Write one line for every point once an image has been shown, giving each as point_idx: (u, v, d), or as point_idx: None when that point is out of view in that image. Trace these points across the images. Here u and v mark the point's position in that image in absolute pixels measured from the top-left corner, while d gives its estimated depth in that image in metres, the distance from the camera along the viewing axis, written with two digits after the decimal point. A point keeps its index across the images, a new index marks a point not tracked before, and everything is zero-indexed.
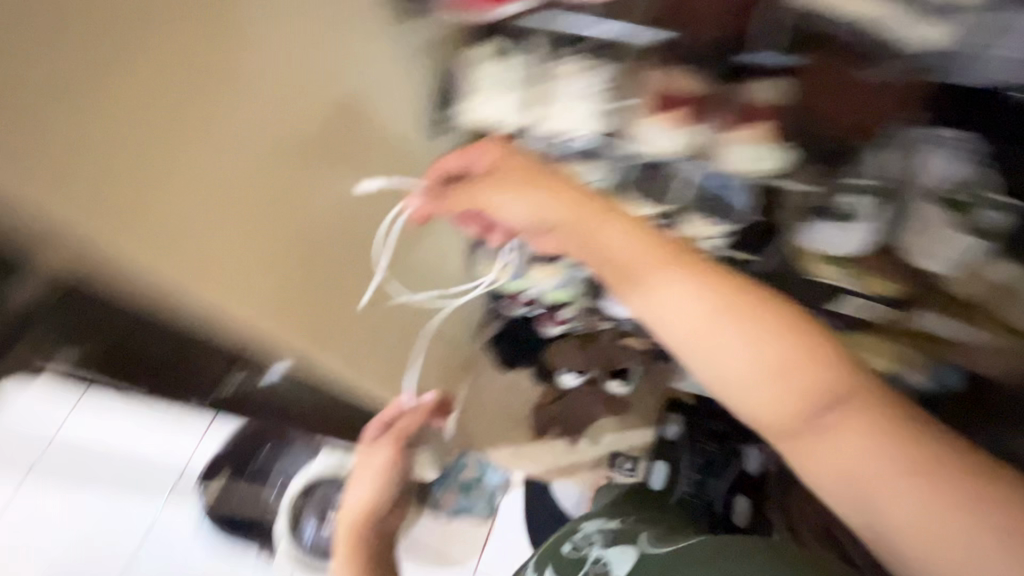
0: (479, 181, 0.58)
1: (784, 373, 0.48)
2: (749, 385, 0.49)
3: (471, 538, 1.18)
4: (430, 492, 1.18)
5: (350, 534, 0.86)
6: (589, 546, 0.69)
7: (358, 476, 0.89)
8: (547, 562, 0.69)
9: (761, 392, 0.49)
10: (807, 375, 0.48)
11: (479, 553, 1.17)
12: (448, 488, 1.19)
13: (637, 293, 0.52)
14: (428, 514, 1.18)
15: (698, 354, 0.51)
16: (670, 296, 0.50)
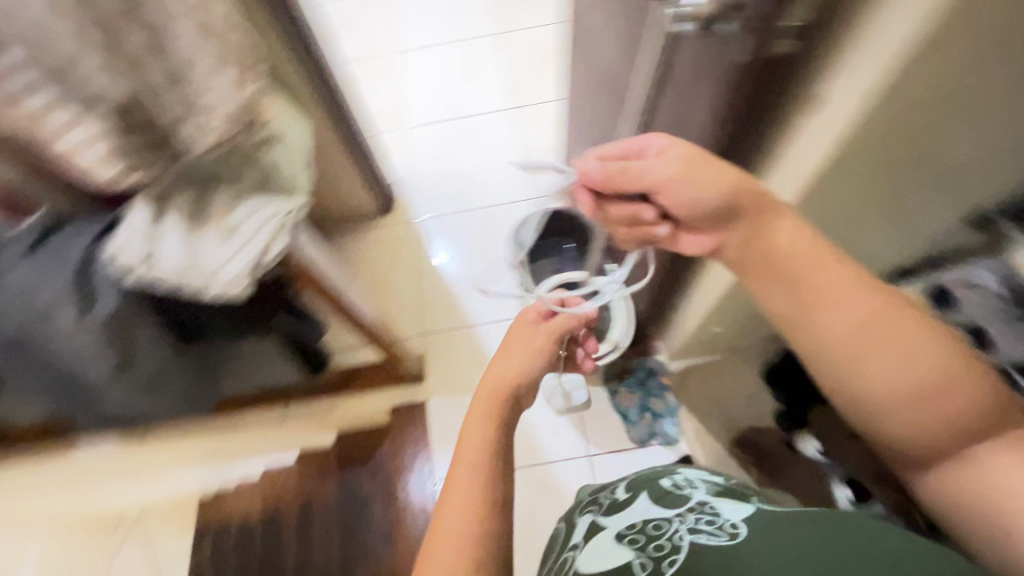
0: (654, 161, 0.55)
1: (918, 378, 0.50)
2: (891, 396, 0.52)
3: (614, 435, 1.26)
4: (622, 380, 1.29)
5: (490, 397, 0.59)
6: (692, 488, 0.62)
7: (515, 352, 0.66)
8: (640, 490, 0.63)
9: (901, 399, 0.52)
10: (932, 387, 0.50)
11: (605, 450, 1.24)
12: (633, 388, 1.28)
13: (821, 309, 0.51)
14: (605, 390, 1.29)
15: (855, 372, 0.52)
16: (842, 321, 0.51)
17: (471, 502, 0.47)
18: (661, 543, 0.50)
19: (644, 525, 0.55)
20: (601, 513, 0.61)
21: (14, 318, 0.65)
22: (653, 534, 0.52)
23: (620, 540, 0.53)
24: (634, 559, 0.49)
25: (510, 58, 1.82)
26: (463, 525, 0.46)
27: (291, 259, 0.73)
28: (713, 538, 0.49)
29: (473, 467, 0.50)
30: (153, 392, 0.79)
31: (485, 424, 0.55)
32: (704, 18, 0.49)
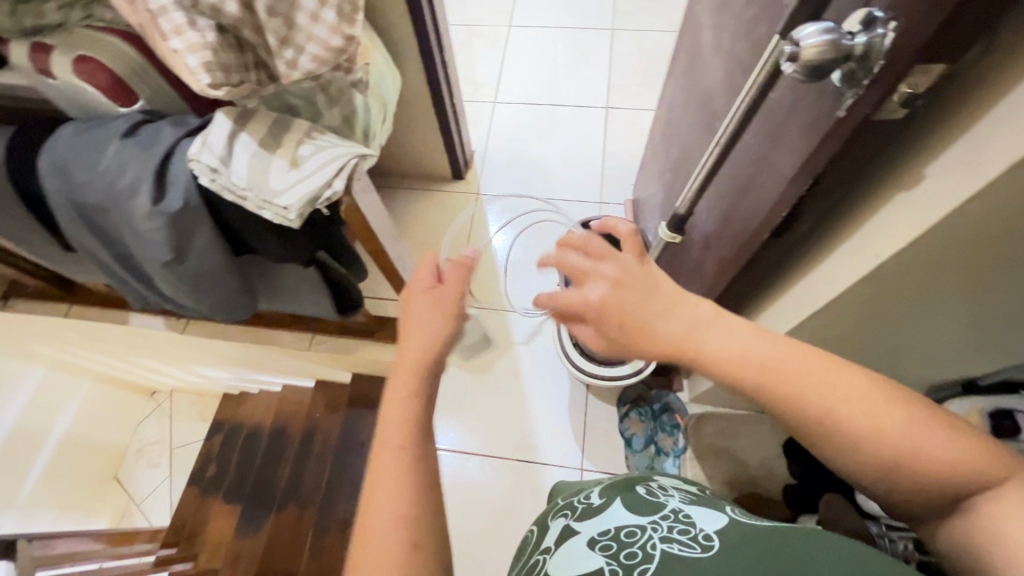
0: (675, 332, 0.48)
1: (864, 404, 0.40)
2: (852, 433, 0.40)
3: (611, 456, 1.23)
4: (633, 407, 1.26)
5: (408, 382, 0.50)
6: (668, 496, 0.49)
7: (415, 330, 0.53)
8: (616, 493, 0.51)
9: (862, 438, 0.40)
10: (879, 402, 0.40)
11: (599, 468, 1.23)
12: (644, 417, 1.25)
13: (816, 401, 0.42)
14: (617, 411, 1.27)
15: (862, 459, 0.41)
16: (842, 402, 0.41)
17: (398, 489, 0.43)
18: (633, 551, 0.40)
19: (618, 531, 0.44)
20: (575, 518, 0.50)
21: (98, 192, 0.71)
22: (625, 542, 0.42)
23: (593, 545, 0.43)
24: (604, 565, 0.40)
25: (617, 57, 1.78)
26: (398, 503, 0.43)
27: (344, 204, 0.74)
28: (686, 548, 0.39)
29: (397, 452, 0.45)
30: (200, 292, 0.84)
31: (408, 403, 0.48)
32: (812, 65, 0.44)
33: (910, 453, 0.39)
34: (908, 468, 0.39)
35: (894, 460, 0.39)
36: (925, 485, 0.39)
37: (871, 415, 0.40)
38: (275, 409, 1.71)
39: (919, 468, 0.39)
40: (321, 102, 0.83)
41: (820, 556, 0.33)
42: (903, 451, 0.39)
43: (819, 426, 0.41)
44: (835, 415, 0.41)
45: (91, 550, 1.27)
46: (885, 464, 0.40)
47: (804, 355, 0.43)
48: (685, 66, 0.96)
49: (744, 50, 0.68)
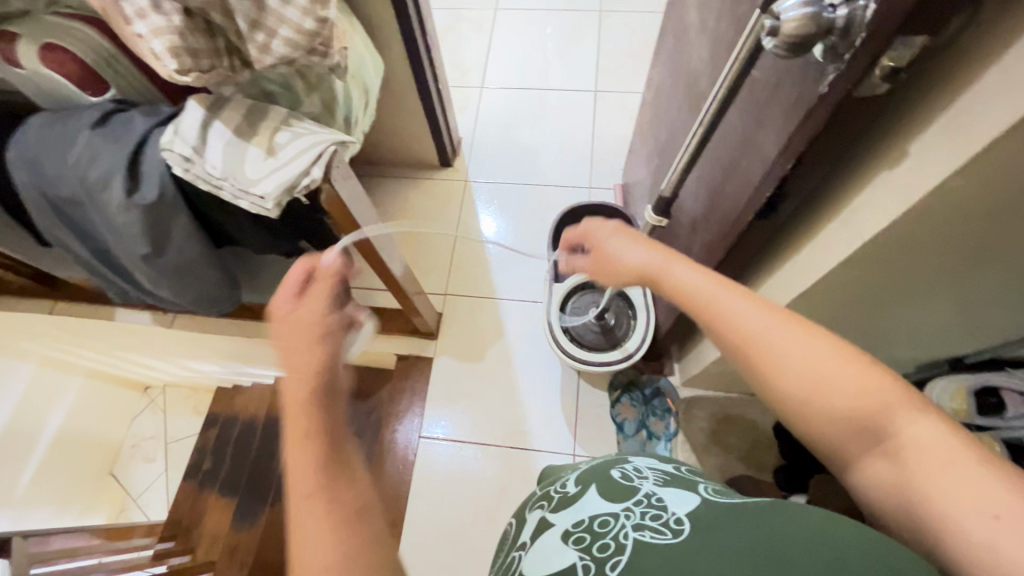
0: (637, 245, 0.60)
1: (790, 337, 0.46)
2: (778, 359, 0.46)
3: (602, 441, 1.24)
4: (624, 393, 1.26)
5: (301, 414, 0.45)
6: (642, 479, 0.49)
7: (286, 355, 0.50)
8: (592, 480, 0.51)
9: (786, 365, 0.45)
10: (805, 337, 0.45)
11: (590, 453, 1.23)
12: (635, 402, 1.25)
13: (774, 332, 0.46)
14: (608, 396, 1.28)
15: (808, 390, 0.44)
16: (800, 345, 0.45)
17: (320, 534, 0.39)
18: (605, 543, 0.40)
19: (592, 521, 0.43)
20: (550, 509, 0.50)
21: (71, 185, 0.69)
22: (598, 533, 0.42)
23: (567, 539, 0.43)
24: (577, 561, 0.40)
25: (606, 40, 1.75)
26: (322, 552, 0.38)
27: (325, 194, 0.72)
28: (657, 536, 0.39)
29: (310, 496, 0.41)
30: (182, 285, 0.83)
31: (307, 437, 0.44)
32: (794, 40, 0.43)
33: (829, 381, 0.43)
34: (829, 396, 0.43)
35: (816, 389, 0.44)
36: (844, 414, 0.43)
37: (796, 347, 0.45)
38: (268, 401, 1.71)
39: (838, 397, 0.43)
40: (300, 89, 0.82)
41: (786, 544, 0.33)
42: (823, 380, 0.44)
43: (751, 353, 0.47)
44: (762, 343, 0.47)
45: (86, 545, 1.27)
46: (810, 393, 0.44)
47: (745, 293, 0.50)
48: (671, 47, 0.94)
49: (727, 27, 0.67)
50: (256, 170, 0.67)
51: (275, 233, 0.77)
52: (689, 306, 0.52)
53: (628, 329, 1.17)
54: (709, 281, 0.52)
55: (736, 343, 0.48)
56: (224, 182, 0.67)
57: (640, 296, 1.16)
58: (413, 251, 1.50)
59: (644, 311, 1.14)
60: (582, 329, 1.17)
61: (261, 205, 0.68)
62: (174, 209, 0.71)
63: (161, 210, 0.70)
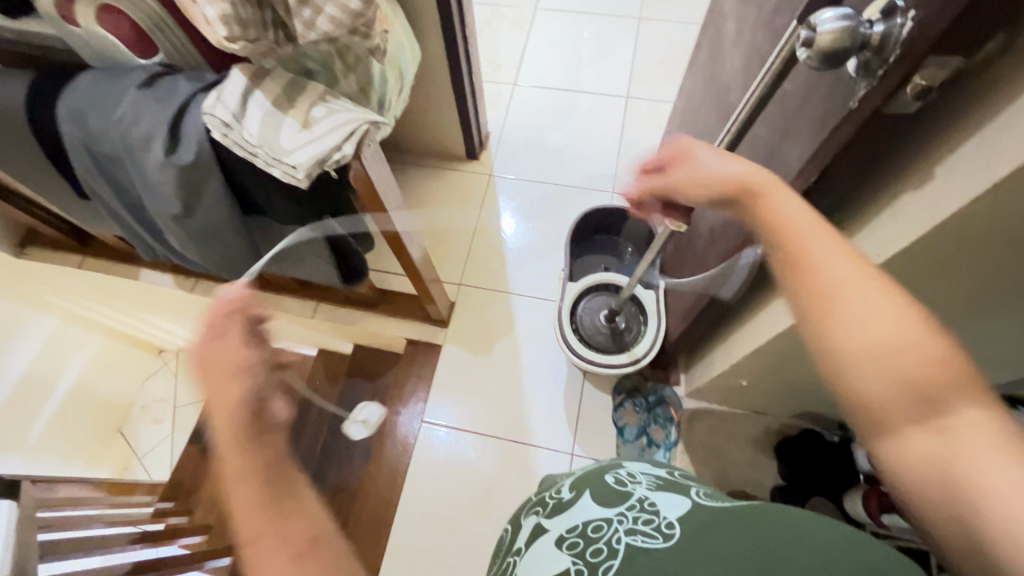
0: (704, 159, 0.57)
1: (860, 293, 0.41)
2: (848, 310, 0.41)
3: (602, 445, 1.24)
4: (626, 399, 1.27)
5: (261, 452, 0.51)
6: (635, 484, 0.47)
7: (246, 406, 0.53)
8: (585, 486, 0.49)
9: (859, 317, 0.41)
10: (885, 295, 0.41)
11: (589, 454, 1.24)
12: (639, 408, 1.25)
13: (847, 276, 0.42)
14: (612, 400, 1.28)
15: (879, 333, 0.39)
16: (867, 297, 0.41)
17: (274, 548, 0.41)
18: (598, 547, 0.39)
19: (585, 526, 0.42)
20: (545, 515, 0.49)
21: (112, 140, 0.72)
22: (591, 538, 0.40)
23: (561, 544, 0.41)
24: (569, 565, 0.38)
25: (641, 47, 1.75)
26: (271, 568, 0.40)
27: (353, 170, 0.74)
28: (648, 540, 0.37)
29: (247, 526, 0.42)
30: (206, 247, 0.85)
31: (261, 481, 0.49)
32: (826, 53, 0.43)
33: (899, 343, 0.38)
34: (894, 360, 0.39)
35: (886, 347, 0.39)
36: (901, 383, 0.38)
37: (875, 301, 0.41)
38: None
39: (902, 363, 0.38)
40: (339, 69, 0.83)
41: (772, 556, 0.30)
42: (896, 340, 0.39)
43: (822, 299, 0.42)
44: (839, 291, 0.42)
45: (91, 496, 1.29)
46: (870, 350, 0.40)
47: (830, 238, 0.45)
48: (706, 56, 0.95)
49: (764, 38, 0.67)
50: (292, 141, 0.69)
51: (299, 205, 0.79)
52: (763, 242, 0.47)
53: (637, 334, 1.17)
54: (800, 215, 0.47)
55: (812, 284, 0.43)
56: (255, 144, 0.69)
57: (653, 302, 1.17)
58: (432, 239, 1.52)
59: (655, 317, 1.16)
60: (591, 330, 1.18)
61: (289, 175, 0.70)
62: (204, 174, 0.73)
63: (194, 174, 0.72)
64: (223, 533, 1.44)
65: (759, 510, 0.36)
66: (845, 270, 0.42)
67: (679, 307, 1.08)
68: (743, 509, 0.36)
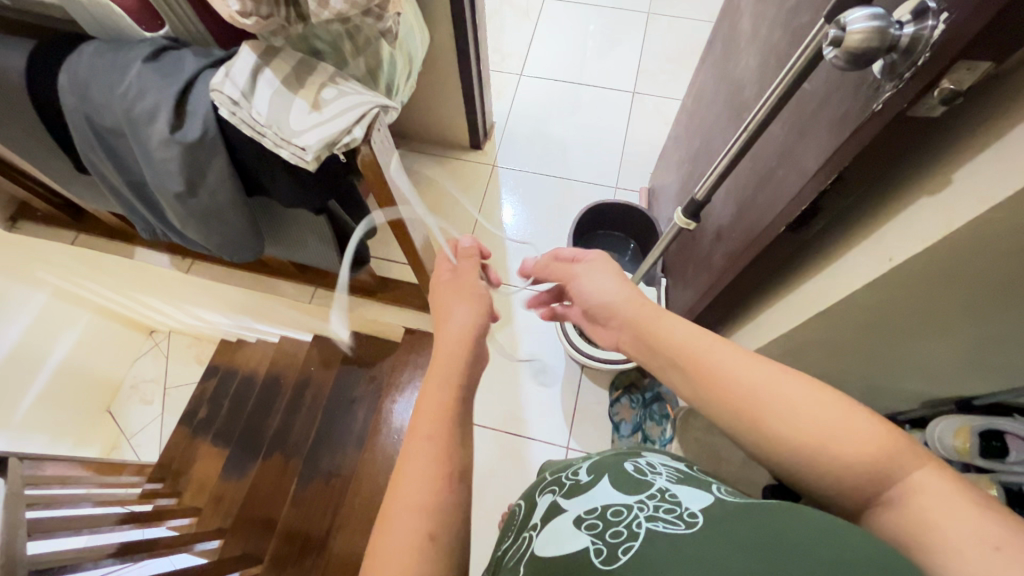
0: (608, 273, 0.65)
1: (776, 391, 0.44)
2: (772, 413, 0.43)
3: (597, 439, 1.25)
4: (622, 394, 1.27)
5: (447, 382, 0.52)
6: (655, 475, 0.47)
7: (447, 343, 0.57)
8: (604, 470, 0.50)
9: (789, 417, 0.43)
10: (808, 391, 0.43)
11: (584, 448, 1.24)
12: (635, 404, 1.25)
13: (752, 390, 0.45)
14: (609, 395, 1.28)
15: (805, 430, 0.41)
16: (785, 392, 0.44)
17: (413, 477, 0.44)
18: (619, 530, 0.39)
19: (604, 510, 0.42)
20: (562, 495, 0.50)
21: (115, 113, 0.70)
22: (611, 521, 0.40)
23: (578, 524, 0.42)
24: (589, 545, 0.38)
25: (649, 43, 1.74)
26: (406, 501, 0.43)
27: (362, 154, 0.73)
28: (670, 526, 0.37)
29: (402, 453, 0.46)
30: (209, 228, 0.84)
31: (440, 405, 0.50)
32: (853, 54, 0.43)
33: (826, 436, 0.40)
34: (830, 452, 0.40)
35: (813, 443, 0.41)
36: (846, 475, 0.39)
37: (798, 400, 0.43)
38: (272, 359, 1.73)
39: (836, 453, 0.40)
40: (347, 50, 0.81)
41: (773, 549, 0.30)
42: (821, 433, 0.41)
43: (747, 406, 0.45)
44: (759, 393, 0.44)
45: (79, 474, 1.26)
46: (805, 448, 0.41)
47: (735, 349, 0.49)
48: (719, 52, 0.94)
49: (782, 38, 0.67)
50: (302, 123, 0.68)
51: (301, 188, 0.77)
52: (683, 363, 0.51)
53: None
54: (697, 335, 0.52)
55: (729, 395, 0.46)
56: (263, 123, 0.68)
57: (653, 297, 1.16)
58: (434, 228, 1.51)
59: None
60: None
61: (298, 158, 0.68)
62: (207, 155, 0.72)
63: (197, 151, 0.71)
64: (213, 516, 1.43)
65: (780, 506, 0.34)
66: (758, 378, 0.45)
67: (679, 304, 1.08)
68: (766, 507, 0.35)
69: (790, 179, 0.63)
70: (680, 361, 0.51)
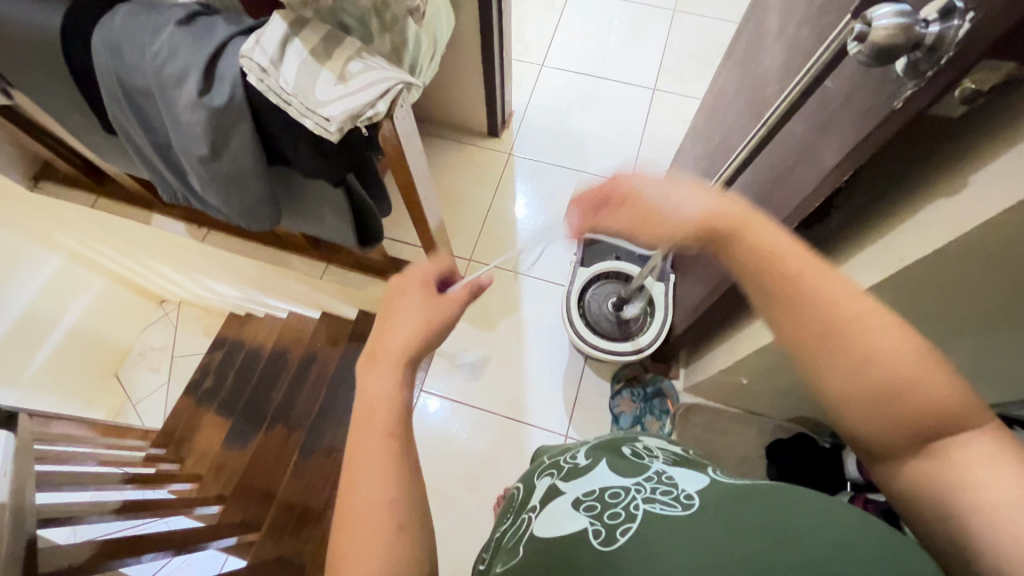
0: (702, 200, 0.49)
1: (888, 336, 0.38)
2: (865, 345, 0.38)
3: (595, 428, 1.26)
4: (624, 386, 1.28)
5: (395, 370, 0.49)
6: (652, 458, 0.48)
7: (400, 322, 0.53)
8: (602, 454, 0.51)
9: (878, 356, 0.38)
10: (891, 327, 0.38)
11: (582, 437, 1.26)
12: (637, 398, 1.26)
13: (859, 332, 0.38)
14: (610, 387, 1.30)
15: (902, 382, 0.37)
16: (895, 340, 0.38)
17: (382, 476, 0.43)
18: (616, 511, 0.39)
19: (602, 492, 0.43)
20: (561, 478, 0.51)
21: (147, 75, 0.72)
22: (609, 502, 0.41)
23: (577, 506, 0.43)
24: (587, 526, 0.39)
25: (673, 41, 1.74)
26: (374, 500, 0.42)
27: (384, 127, 0.74)
28: (667, 507, 0.38)
29: (394, 435, 0.45)
30: (229, 194, 0.85)
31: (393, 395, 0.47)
32: (880, 48, 0.43)
33: (908, 381, 0.37)
34: (904, 399, 0.37)
35: (891, 385, 0.37)
36: (905, 420, 0.37)
37: (886, 336, 0.38)
38: (279, 333, 1.76)
39: (911, 401, 0.37)
40: (375, 27, 0.77)
41: (770, 530, 0.31)
42: (904, 376, 0.37)
43: (841, 335, 0.39)
44: (858, 325, 0.38)
45: (86, 434, 1.28)
46: (878, 388, 0.38)
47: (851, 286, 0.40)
48: (743, 51, 0.94)
49: (809, 36, 0.67)
50: (326, 93, 0.69)
51: (319, 155, 0.79)
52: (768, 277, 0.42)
53: (642, 325, 1.18)
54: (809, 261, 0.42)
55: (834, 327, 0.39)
56: (289, 91, 0.69)
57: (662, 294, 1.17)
58: (447, 212, 1.52)
59: (663, 309, 1.16)
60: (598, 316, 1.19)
61: (323, 129, 0.70)
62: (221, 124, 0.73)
63: (219, 118, 0.72)
64: (214, 483, 1.46)
65: (780, 488, 0.35)
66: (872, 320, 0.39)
67: (688, 301, 1.09)
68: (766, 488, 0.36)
69: (807, 171, 0.63)
70: (756, 273, 0.43)
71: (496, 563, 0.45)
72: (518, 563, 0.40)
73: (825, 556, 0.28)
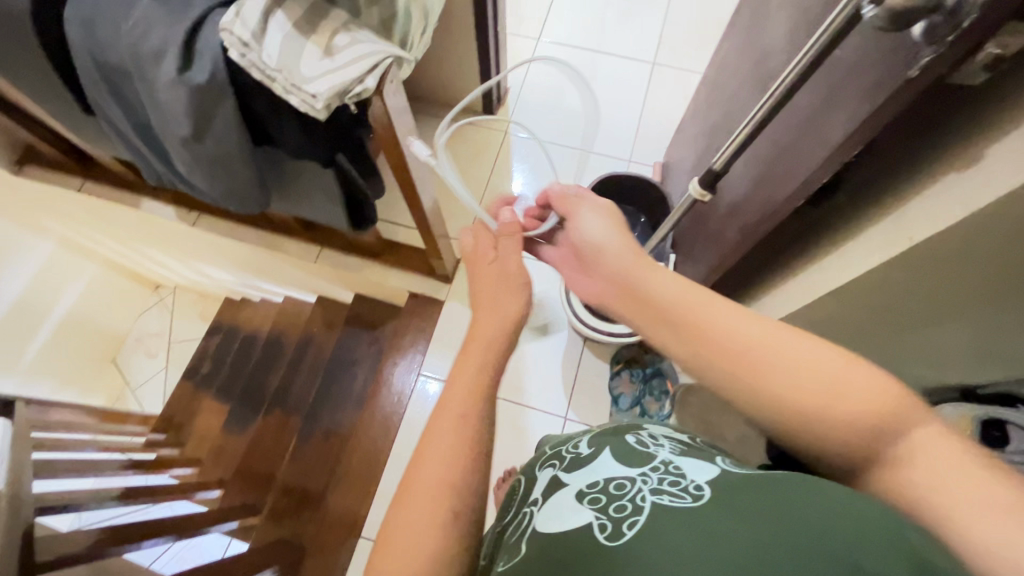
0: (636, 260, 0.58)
1: (799, 352, 0.42)
2: (774, 370, 0.42)
3: (595, 411, 1.25)
4: (622, 367, 1.27)
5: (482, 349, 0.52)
6: (658, 447, 0.47)
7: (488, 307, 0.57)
8: (605, 443, 0.50)
9: (788, 371, 0.42)
10: (802, 340, 0.43)
11: (582, 419, 1.25)
12: (635, 379, 1.25)
13: (770, 358, 0.43)
14: (609, 368, 1.29)
15: (824, 396, 0.40)
16: (804, 356, 0.42)
17: (452, 448, 0.44)
18: (622, 504, 0.38)
19: (607, 484, 0.42)
20: (563, 469, 0.50)
21: (123, 52, 0.69)
22: (614, 494, 0.40)
23: (581, 499, 0.41)
24: (592, 520, 0.38)
25: (672, 13, 1.68)
26: (430, 477, 0.42)
27: (373, 105, 0.71)
28: (676, 499, 0.36)
29: (455, 407, 0.46)
30: (216, 177, 0.82)
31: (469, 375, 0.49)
32: (898, 12, 0.39)
33: (828, 391, 0.39)
34: (833, 405, 0.39)
35: (816, 398, 0.40)
36: (853, 429, 0.38)
37: (800, 350, 0.42)
38: (275, 317, 1.74)
39: (839, 412, 0.39)
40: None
41: (777, 518, 0.30)
42: (818, 395, 0.40)
43: (749, 363, 0.44)
44: (764, 350, 0.43)
45: (85, 421, 1.27)
46: (806, 403, 0.40)
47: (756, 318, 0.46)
48: (746, 21, 0.90)
49: (818, 3, 0.63)
50: (311, 70, 0.66)
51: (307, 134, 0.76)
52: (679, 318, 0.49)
53: None
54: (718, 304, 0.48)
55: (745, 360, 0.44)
56: (271, 67, 0.66)
57: None
58: (442, 193, 1.49)
59: None
60: None
61: (309, 108, 0.67)
62: (213, 104, 0.71)
63: (202, 96, 0.69)
64: (215, 467, 1.46)
65: (786, 478, 0.34)
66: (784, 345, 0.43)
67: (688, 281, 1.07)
68: (772, 477, 0.34)
69: (813, 146, 0.61)
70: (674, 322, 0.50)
71: (499, 559, 0.44)
72: (521, 560, 0.39)
73: (834, 544, 0.27)
